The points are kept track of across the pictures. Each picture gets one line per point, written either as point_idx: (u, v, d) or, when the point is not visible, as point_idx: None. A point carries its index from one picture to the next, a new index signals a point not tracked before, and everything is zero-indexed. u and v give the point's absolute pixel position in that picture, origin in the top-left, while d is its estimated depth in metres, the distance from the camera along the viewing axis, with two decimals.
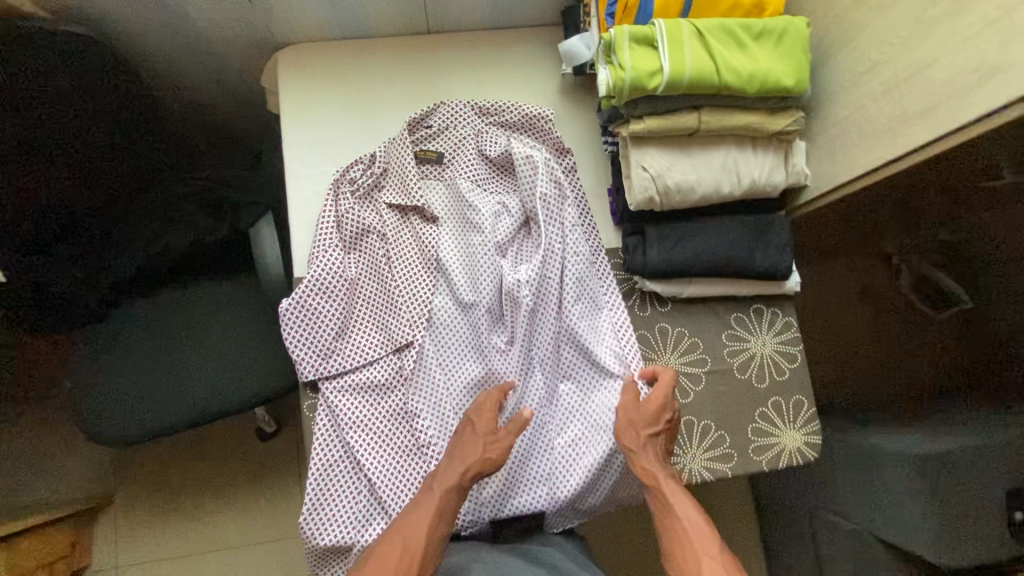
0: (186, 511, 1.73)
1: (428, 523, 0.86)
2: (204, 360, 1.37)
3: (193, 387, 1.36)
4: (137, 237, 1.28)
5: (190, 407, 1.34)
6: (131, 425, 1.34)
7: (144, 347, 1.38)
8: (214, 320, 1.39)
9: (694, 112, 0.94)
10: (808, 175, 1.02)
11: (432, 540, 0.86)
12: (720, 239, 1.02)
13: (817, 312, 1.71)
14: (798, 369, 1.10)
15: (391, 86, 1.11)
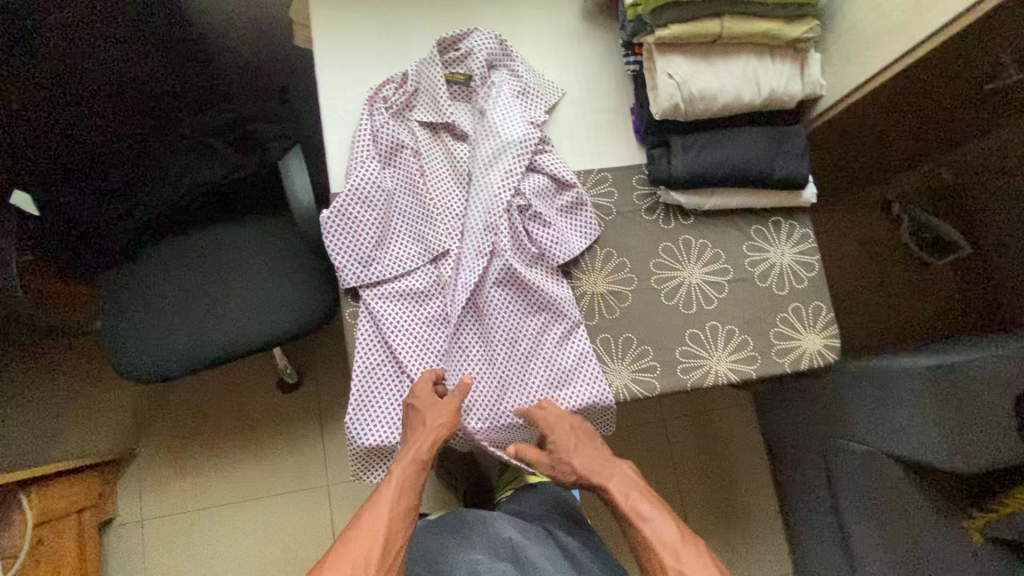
0: (209, 463, 1.75)
1: (389, 503, 0.88)
2: (232, 298, 1.39)
3: (222, 324, 1.37)
4: (165, 172, 1.31)
5: (221, 342, 1.36)
6: (160, 360, 1.35)
7: (172, 287, 1.39)
8: (241, 259, 1.41)
9: (718, 18, 0.98)
10: (823, 86, 1.07)
11: (396, 515, 0.88)
12: (741, 149, 1.07)
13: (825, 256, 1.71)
14: (816, 277, 1.14)
15: (420, 12, 1.14)
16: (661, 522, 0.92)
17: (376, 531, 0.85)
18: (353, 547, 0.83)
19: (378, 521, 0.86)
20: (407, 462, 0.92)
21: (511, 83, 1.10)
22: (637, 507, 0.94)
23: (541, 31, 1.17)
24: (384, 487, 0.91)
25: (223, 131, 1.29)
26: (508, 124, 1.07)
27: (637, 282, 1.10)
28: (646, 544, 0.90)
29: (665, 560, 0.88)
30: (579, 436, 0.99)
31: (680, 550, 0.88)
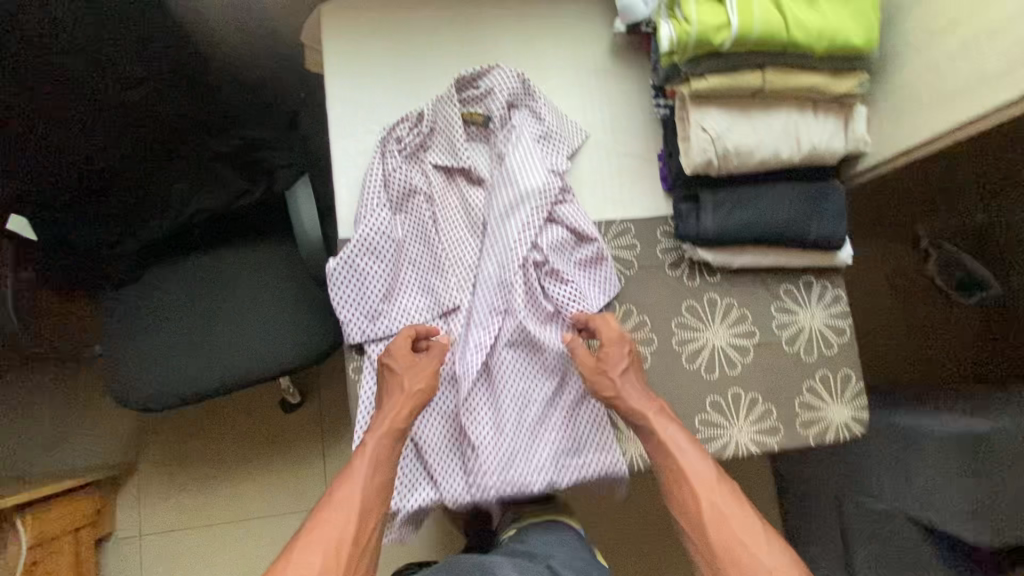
0: (210, 482, 1.72)
1: (365, 478, 0.87)
2: (235, 326, 1.35)
3: (224, 352, 1.34)
4: (172, 196, 1.26)
5: (223, 373, 1.33)
6: (162, 390, 1.31)
7: (173, 312, 1.35)
8: (245, 286, 1.37)
9: (760, 70, 0.90)
10: (869, 142, 0.99)
11: (370, 490, 0.87)
12: (775, 208, 1.00)
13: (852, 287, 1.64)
14: (847, 342, 1.08)
15: (439, 44, 1.08)
16: (695, 457, 0.91)
17: (350, 507, 0.85)
18: (325, 527, 0.83)
19: (353, 496, 0.86)
20: (380, 436, 0.89)
21: (532, 128, 1.04)
22: (672, 442, 0.91)
23: (566, 67, 1.10)
24: (360, 458, 0.88)
25: (228, 157, 1.23)
26: (528, 171, 1.00)
27: (656, 343, 1.04)
28: (678, 480, 0.90)
29: (699, 500, 0.89)
30: (613, 365, 0.93)
31: (713, 487, 0.89)
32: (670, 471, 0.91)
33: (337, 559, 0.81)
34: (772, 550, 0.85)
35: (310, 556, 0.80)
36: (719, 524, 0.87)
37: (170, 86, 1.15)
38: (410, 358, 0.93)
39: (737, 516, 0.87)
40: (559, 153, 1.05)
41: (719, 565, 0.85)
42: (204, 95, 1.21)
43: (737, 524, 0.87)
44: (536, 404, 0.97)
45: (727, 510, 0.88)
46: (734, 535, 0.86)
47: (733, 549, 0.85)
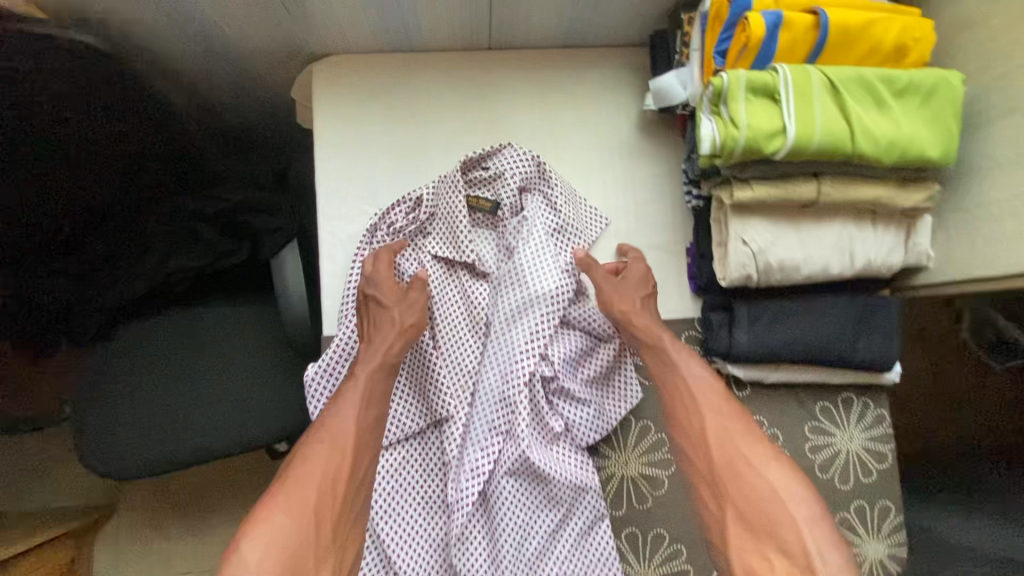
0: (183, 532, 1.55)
1: (356, 411, 0.78)
2: (211, 389, 1.21)
3: (197, 419, 1.19)
4: (146, 252, 1.10)
5: (194, 442, 1.17)
6: (133, 460, 1.16)
7: (149, 373, 1.20)
8: (225, 347, 1.24)
9: (814, 180, 0.78)
10: (931, 256, 0.86)
11: (363, 428, 0.78)
12: (819, 326, 0.88)
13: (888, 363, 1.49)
14: (887, 470, 0.96)
15: (447, 115, 0.96)
16: (704, 377, 0.82)
17: (342, 444, 0.74)
18: (314, 461, 0.72)
19: (345, 432, 0.75)
20: (374, 368, 0.81)
21: (545, 219, 0.93)
22: (683, 362, 0.83)
23: (587, 143, 0.98)
24: (350, 389, 0.79)
25: (213, 216, 1.11)
26: (537, 272, 0.89)
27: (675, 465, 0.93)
28: (682, 398, 0.82)
29: (705, 420, 0.79)
30: (625, 292, 0.87)
31: (720, 404, 0.80)
32: (675, 399, 0.83)
33: (331, 498, 0.71)
34: (780, 472, 0.74)
35: (300, 491, 0.70)
36: (724, 441, 0.77)
37: (134, 139, 0.99)
38: (399, 294, 0.85)
39: (745, 437, 0.77)
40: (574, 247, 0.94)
41: (719, 484, 0.76)
42: (173, 147, 1.07)
43: (740, 433, 0.77)
44: (535, 534, 0.87)
45: (730, 422, 0.78)
46: (737, 449, 0.76)
47: (735, 462, 0.75)
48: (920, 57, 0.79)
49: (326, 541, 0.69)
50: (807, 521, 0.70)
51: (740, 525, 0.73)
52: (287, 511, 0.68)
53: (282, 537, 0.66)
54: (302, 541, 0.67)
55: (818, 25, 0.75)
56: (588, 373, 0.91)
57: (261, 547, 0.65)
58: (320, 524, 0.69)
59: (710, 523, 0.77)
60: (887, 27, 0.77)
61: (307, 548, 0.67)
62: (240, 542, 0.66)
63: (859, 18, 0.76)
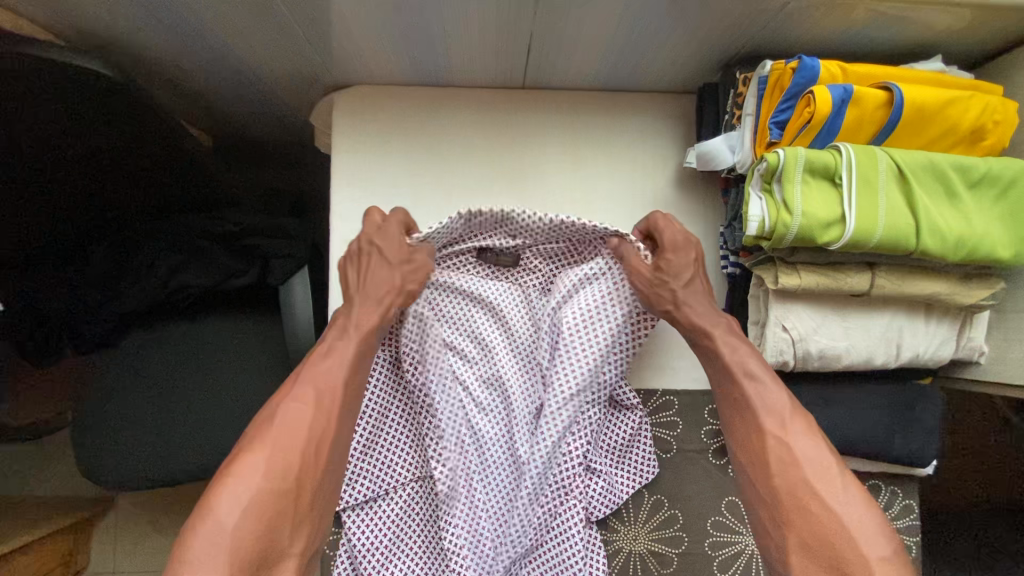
0: (184, 532, 1.46)
1: (348, 367, 0.67)
2: (210, 406, 1.09)
3: (196, 437, 1.07)
4: (152, 266, 1.03)
5: (191, 463, 1.06)
6: (119, 473, 1.05)
7: (134, 388, 1.09)
8: (222, 367, 1.12)
9: (868, 270, 0.72)
10: (984, 352, 0.80)
11: (354, 386, 0.68)
12: (855, 415, 0.82)
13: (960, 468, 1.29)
14: (912, 564, 0.91)
15: (473, 157, 0.90)
16: (771, 387, 0.67)
17: (328, 401, 0.65)
18: (297, 417, 0.63)
19: (330, 389, 0.65)
20: (372, 328, 0.71)
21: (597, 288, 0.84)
22: (739, 367, 0.69)
23: (622, 194, 0.91)
24: (342, 344, 0.68)
25: (222, 235, 1.04)
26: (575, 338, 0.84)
27: (687, 544, 0.89)
28: (741, 409, 0.68)
29: (767, 440, 0.65)
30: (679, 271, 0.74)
31: (790, 424, 0.65)
32: (733, 410, 0.69)
33: (312, 463, 0.62)
34: (852, 502, 0.61)
35: (277, 453, 0.60)
36: (788, 469, 0.63)
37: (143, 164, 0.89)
38: (403, 255, 0.76)
39: (814, 458, 0.63)
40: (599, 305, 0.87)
41: (781, 511, 0.62)
42: (188, 164, 0.96)
43: (809, 455, 0.63)
44: None
45: (798, 442, 0.64)
46: (805, 476, 0.62)
47: (800, 491, 0.62)
48: (998, 142, 0.72)
49: (306, 507, 0.61)
50: (883, 562, 0.58)
51: (805, 556, 0.61)
52: (263, 470, 0.59)
53: (254, 500, 0.58)
54: (278, 507, 0.59)
55: (891, 103, 0.68)
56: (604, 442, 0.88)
57: (233, 506, 0.57)
58: (299, 491, 0.61)
59: (770, 556, 0.64)
60: (966, 108, 0.70)
61: (281, 512, 0.59)
62: (212, 502, 0.58)
63: (936, 97, 0.69)
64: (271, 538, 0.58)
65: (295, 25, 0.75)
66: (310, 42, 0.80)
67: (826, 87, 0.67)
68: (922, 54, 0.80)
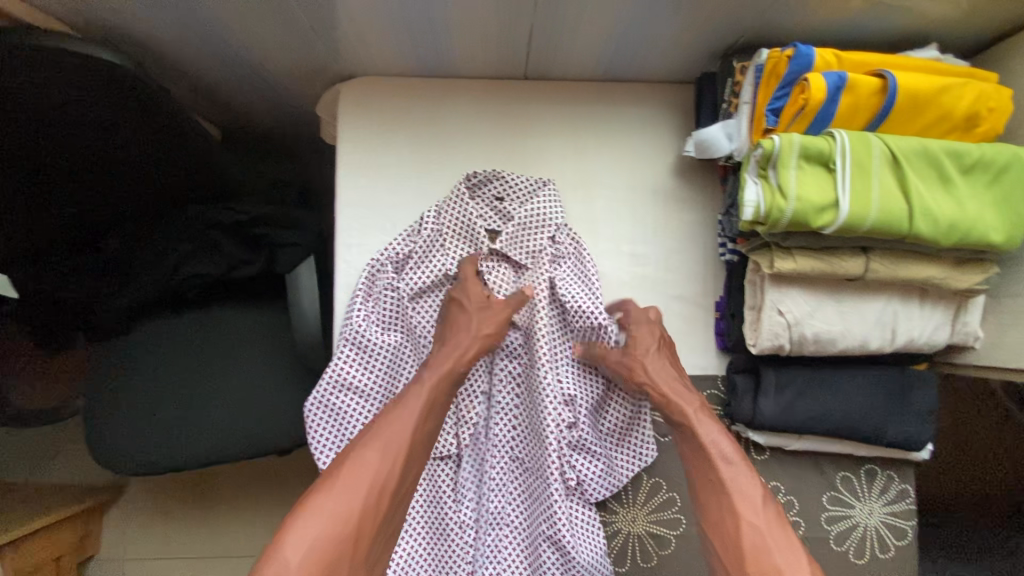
0: (191, 519, 1.48)
1: (415, 420, 0.74)
2: (219, 393, 1.12)
3: (206, 424, 1.10)
4: (162, 255, 1.06)
5: (201, 449, 1.09)
6: (131, 457, 1.08)
7: (144, 375, 1.11)
8: (230, 355, 1.14)
9: (862, 255, 0.74)
10: (979, 336, 0.81)
11: (419, 437, 0.74)
12: (850, 399, 0.84)
13: (962, 458, 1.29)
14: (907, 547, 0.92)
15: (476, 145, 0.92)
16: (744, 473, 0.72)
17: (396, 452, 0.71)
18: (366, 468, 0.68)
19: (400, 439, 0.71)
20: (441, 376, 0.78)
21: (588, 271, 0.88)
22: (715, 449, 0.74)
23: (621, 183, 0.92)
24: (413, 394, 0.76)
25: (229, 226, 1.07)
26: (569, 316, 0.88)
27: (684, 525, 0.91)
28: (715, 488, 0.72)
29: (739, 521, 0.68)
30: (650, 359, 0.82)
31: (759, 508, 0.68)
32: (710, 496, 0.72)
33: (373, 512, 0.67)
34: None
35: (346, 498, 0.66)
36: (758, 553, 0.66)
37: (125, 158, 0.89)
38: (481, 301, 0.84)
39: (782, 544, 0.66)
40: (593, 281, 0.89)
41: None
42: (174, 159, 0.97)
43: (779, 544, 0.66)
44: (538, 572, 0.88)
45: (769, 530, 0.67)
46: (772, 563, 0.64)
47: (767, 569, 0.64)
48: (993, 128, 0.73)
49: (362, 557, 0.65)
50: None
51: None
52: (328, 516, 0.64)
53: (323, 545, 0.63)
54: (339, 555, 0.63)
55: (886, 89, 0.70)
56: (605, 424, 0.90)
57: (301, 549, 0.62)
58: (358, 541, 0.65)
59: None
60: (960, 95, 0.71)
61: (343, 559, 0.63)
62: (283, 537, 0.63)
63: (929, 84, 0.70)
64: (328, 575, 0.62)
65: (301, 15, 0.76)
66: (315, 32, 0.81)
67: (820, 74, 0.69)
68: (919, 43, 0.81)
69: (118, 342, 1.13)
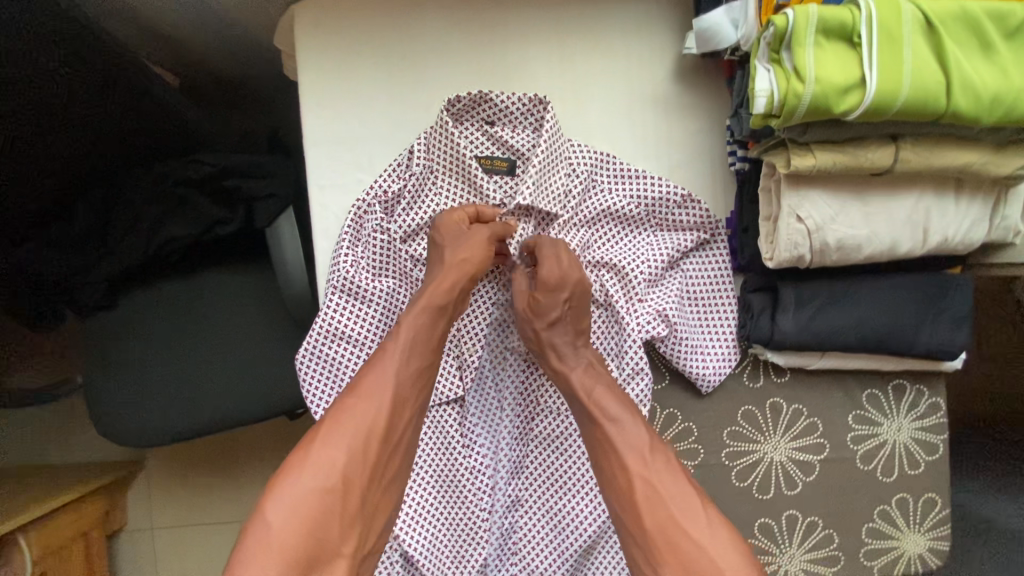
0: (209, 486, 1.49)
1: (396, 363, 0.71)
2: (216, 358, 1.08)
3: (205, 392, 1.06)
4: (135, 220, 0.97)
5: (203, 415, 1.06)
6: (137, 431, 1.06)
7: (137, 347, 1.07)
8: (220, 319, 1.09)
9: (891, 144, 0.65)
10: (1019, 230, 0.74)
11: (403, 382, 0.71)
12: (876, 311, 0.77)
13: (991, 366, 1.23)
14: (939, 461, 0.87)
15: (452, 63, 0.83)
16: (629, 427, 0.69)
17: (376, 399, 0.68)
18: (351, 413, 0.67)
19: (381, 385, 0.69)
20: (416, 313, 0.74)
21: (618, 198, 0.82)
22: (600, 410, 0.72)
23: (618, 95, 0.83)
24: (392, 335, 0.73)
25: (198, 180, 0.96)
26: (589, 251, 0.84)
27: (703, 455, 0.86)
28: (606, 454, 0.69)
29: (631, 478, 0.66)
30: (580, 359, 0.78)
31: (649, 461, 0.67)
32: (599, 452, 0.71)
33: (361, 460, 0.65)
34: (715, 526, 0.63)
35: (327, 454, 0.64)
36: (654, 505, 0.64)
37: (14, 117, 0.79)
38: (453, 234, 0.77)
39: (676, 490, 0.65)
40: (612, 204, 0.82)
41: (648, 546, 0.63)
42: (48, 113, 0.83)
43: (670, 488, 0.65)
44: (563, 509, 0.84)
45: (660, 476, 0.66)
46: (669, 511, 0.63)
47: (665, 522, 0.63)
48: None
49: (356, 505, 0.64)
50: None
51: None
52: (310, 472, 0.63)
53: (305, 500, 0.62)
54: (327, 507, 0.62)
55: None
56: (629, 366, 0.83)
57: (282, 509, 0.61)
58: (346, 490, 0.64)
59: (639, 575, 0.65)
60: None
61: (332, 513, 0.62)
62: (263, 505, 0.61)
63: None
64: (319, 537, 0.61)
65: None
66: None
67: None
68: None
69: (106, 316, 1.08)
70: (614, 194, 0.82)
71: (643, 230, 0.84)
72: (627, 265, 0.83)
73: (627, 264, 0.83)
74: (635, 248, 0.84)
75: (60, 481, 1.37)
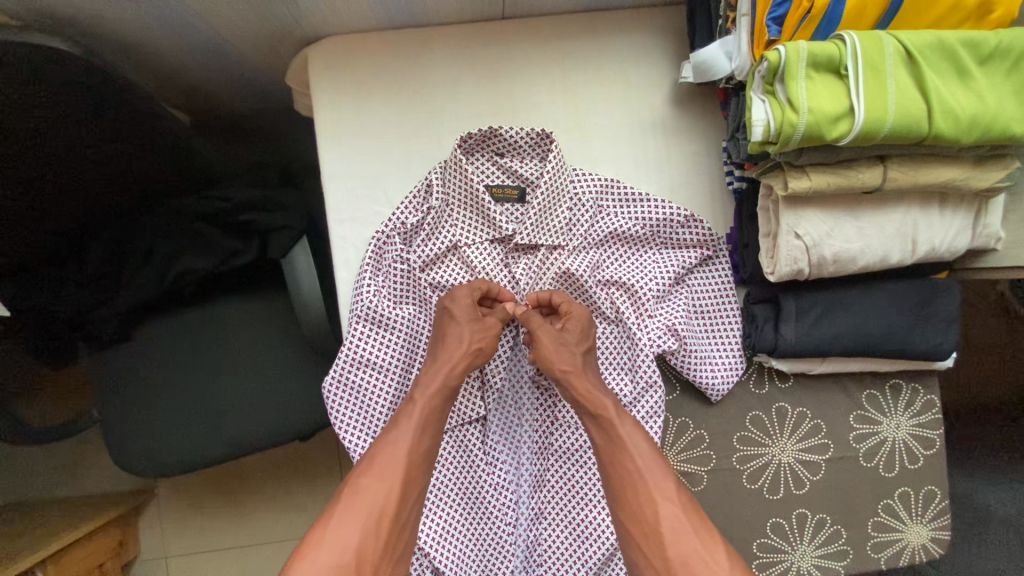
0: (224, 511, 1.50)
1: (410, 443, 0.74)
2: (233, 385, 1.10)
3: (225, 420, 1.08)
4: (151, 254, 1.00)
5: (223, 442, 1.08)
6: (157, 462, 1.07)
7: (154, 379, 1.09)
8: (236, 347, 1.11)
9: (879, 164, 0.70)
10: (1000, 237, 0.79)
11: (416, 457, 0.74)
12: (872, 317, 0.82)
13: (977, 358, 1.28)
14: (936, 455, 0.92)
15: (461, 97, 0.86)
16: (654, 462, 0.74)
17: (391, 477, 0.71)
18: (365, 495, 0.70)
19: (395, 461, 0.72)
20: (431, 395, 0.77)
21: (623, 220, 0.86)
22: (630, 439, 0.75)
23: (619, 122, 0.88)
24: (405, 415, 0.76)
25: (214, 215, 0.99)
26: (598, 272, 0.88)
27: (715, 461, 0.90)
28: (631, 484, 0.73)
29: (658, 508, 0.71)
30: (591, 379, 0.80)
31: (674, 494, 0.72)
32: (626, 486, 0.73)
33: (374, 536, 0.68)
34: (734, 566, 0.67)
35: (344, 533, 0.67)
36: (678, 537, 0.69)
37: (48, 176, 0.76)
38: (475, 315, 0.81)
39: (702, 531, 0.69)
40: (618, 227, 0.86)
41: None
42: (62, 173, 0.78)
43: (692, 523, 0.70)
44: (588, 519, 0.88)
45: (683, 510, 0.71)
46: (692, 546, 0.68)
47: (688, 557, 0.67)
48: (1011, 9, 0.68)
49: None
50: None
51: None
52: (327, 550, 0.66)
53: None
54: None
55: None
56: (644, 378, 0.87)
57: None
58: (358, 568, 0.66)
59: None
60: None
61: None
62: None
63: None
64: None
65: None
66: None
67: None
68: None
69: (122, 348, 1.10)
70: (620, 218, 0.86)
71: (648, 251, 0.88)
72: (633, 284, 0.87)
73: (636, 282, 0.87)
74: (641, 268, 0.88)
75: (73, 515, 1.37)
